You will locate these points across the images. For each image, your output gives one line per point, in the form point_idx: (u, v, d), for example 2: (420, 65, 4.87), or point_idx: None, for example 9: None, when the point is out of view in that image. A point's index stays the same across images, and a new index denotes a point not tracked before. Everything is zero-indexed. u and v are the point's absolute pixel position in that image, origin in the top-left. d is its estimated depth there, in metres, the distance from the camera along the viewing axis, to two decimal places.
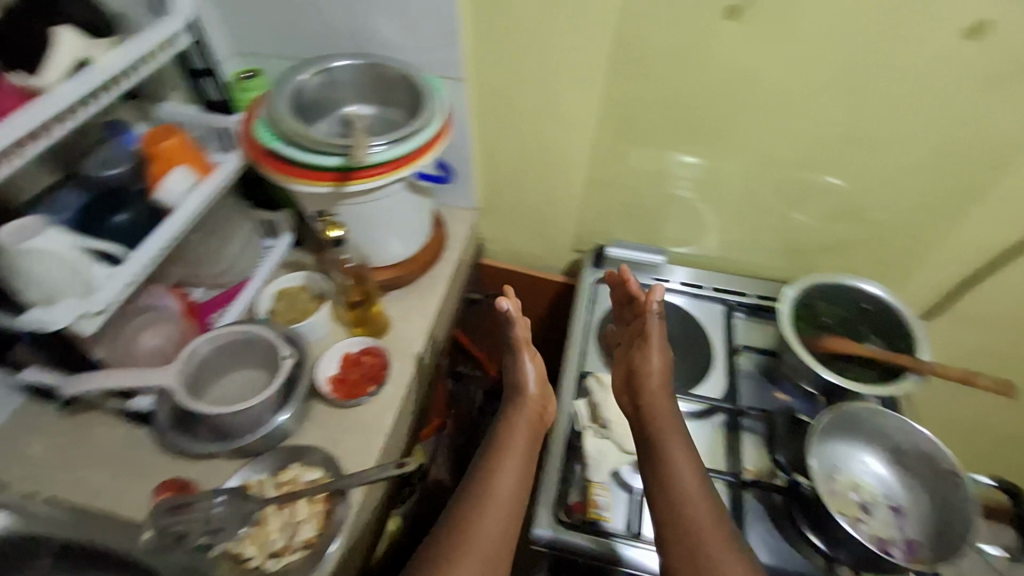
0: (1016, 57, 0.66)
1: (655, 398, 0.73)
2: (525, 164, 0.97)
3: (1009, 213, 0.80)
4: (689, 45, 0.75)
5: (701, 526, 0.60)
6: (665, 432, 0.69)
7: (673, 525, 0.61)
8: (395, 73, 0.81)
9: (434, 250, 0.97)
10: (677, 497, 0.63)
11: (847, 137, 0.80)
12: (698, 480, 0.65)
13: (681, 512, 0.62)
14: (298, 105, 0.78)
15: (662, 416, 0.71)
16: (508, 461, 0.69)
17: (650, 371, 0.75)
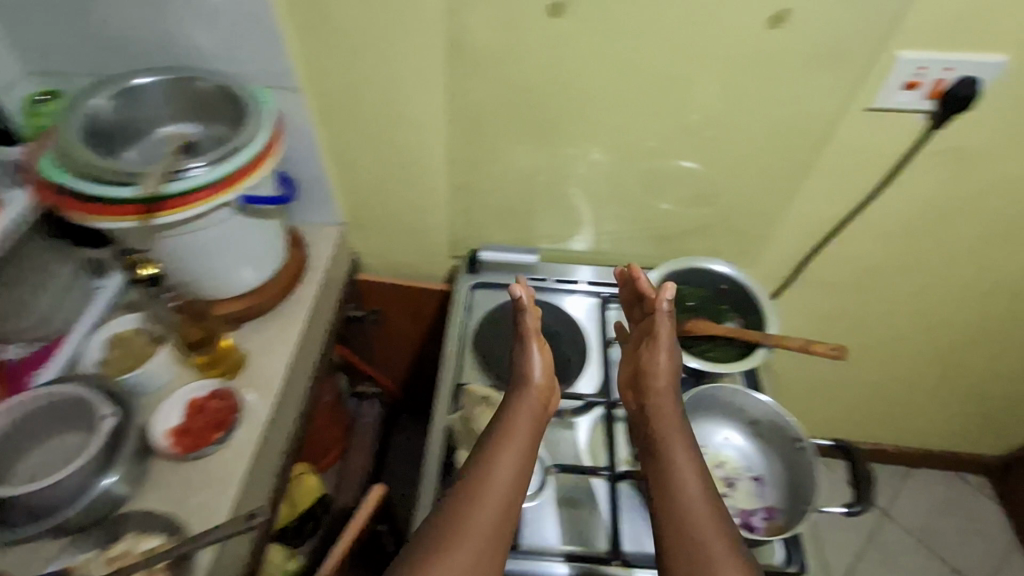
0: (816, 43, 0.69)
1: (661, 396, 0.70)
2: (381, 173, 0.92)
3: (836, 187, 0.85)
4: (520, 43, 0.73)
5: (706, 529, 0.59)
6: (671, 429, 0.67)
7: (679, 528, 0.60)
8: (206, 87, 0.74)
9: (293, 272, 0.90)
10: (683, 498, 0.61)
11: (685, 126, 0.81)
12: (703, 483, 0.63)
13: (684, 513, 0.60)
14: (95, 131, 0.70)
15: (667, 414, 0.69)
16: (507, 450, 0.64)
17: (659, 368, 0.72)
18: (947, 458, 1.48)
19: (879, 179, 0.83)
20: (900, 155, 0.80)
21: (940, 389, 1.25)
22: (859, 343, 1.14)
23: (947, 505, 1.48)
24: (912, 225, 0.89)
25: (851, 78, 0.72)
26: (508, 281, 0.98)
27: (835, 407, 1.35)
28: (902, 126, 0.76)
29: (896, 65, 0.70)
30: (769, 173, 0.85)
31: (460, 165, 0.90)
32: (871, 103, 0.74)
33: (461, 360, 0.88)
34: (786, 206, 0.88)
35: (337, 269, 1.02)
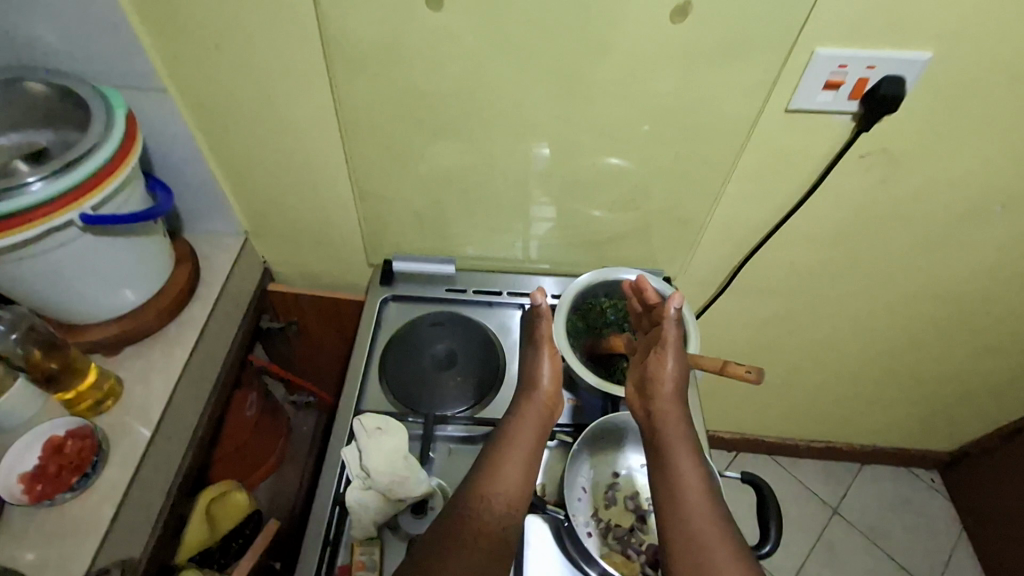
0: (723, 38, 0.63)
1: (666, 399, 0.65)
2: (278, 179, 0.85)
3: (762, 193, 0.79)
4: (402, 39, 0.66)
5: (709, 542, 0.56)
6: (676, 433, 0.63)
7: (683, 538, 0.57)
8: (40, 90, 0.67)
9: (180, 288, 0.82)
10: (685, 508, 0.58)
11: (597, 130, 0.74)
12: (708, 493, 0.59)
13: (686, 523, 0.57)
14: None
15: (673, 417, 0.65)
16: (510, 458, 0.65)
17: (663, 373, 0.66)
18: (899, 455, 1.47)
19: (806, 183, 0.78)
20: (827, 159, 0.74)
21: (886, 389, 1.22)
22: (801, 347, 1.10)
23: (898, 502, 1.47)
24: (844, 229, 0.84)
25: (766, 79, 0.66)
26: (423, 293, 0.92)
27: (783, 407, 1.32)
28: (825, 128, 0.71)
29: (812, 63, 0.64)
30: (692, 179, 0.79)
31: (359, 172, 0.82)
32: (790, 104, 0.68)
33: (366, 382, 0.82)
34: (712, 212, 0.83)
35: (243, 281, 0.95)
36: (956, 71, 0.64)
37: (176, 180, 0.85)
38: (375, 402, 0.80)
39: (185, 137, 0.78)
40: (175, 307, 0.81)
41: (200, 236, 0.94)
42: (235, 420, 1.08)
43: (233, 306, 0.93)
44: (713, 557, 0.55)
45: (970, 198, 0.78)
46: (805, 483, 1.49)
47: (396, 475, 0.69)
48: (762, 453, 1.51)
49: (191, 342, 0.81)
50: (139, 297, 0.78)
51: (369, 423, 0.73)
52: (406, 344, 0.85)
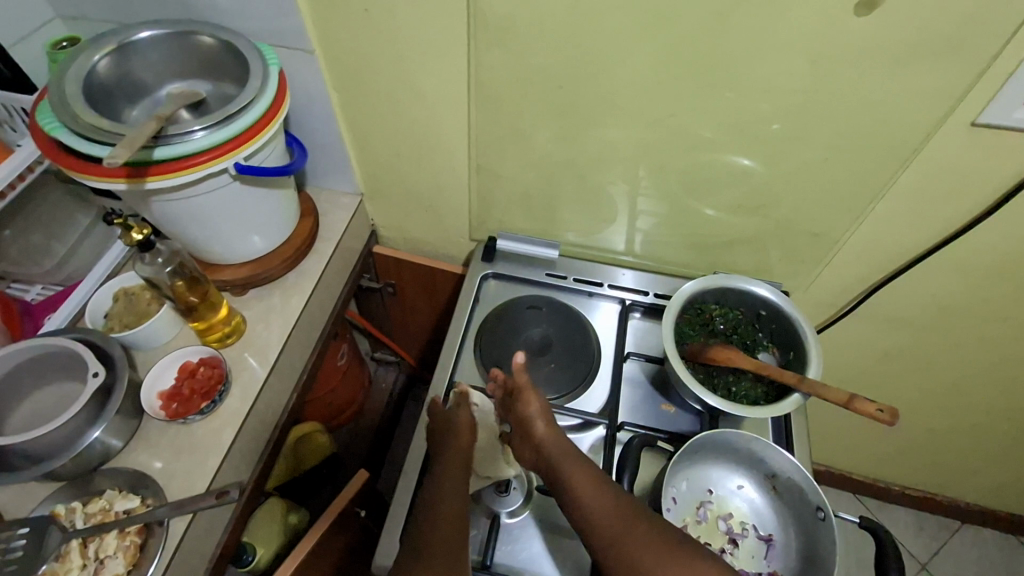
0: (914, 37, 0.55)
1: (544, 434, 0.66)
2: (399, 145, 0.87)
3: (917, 214, 0.71)
4: (550, 15, 0.64)
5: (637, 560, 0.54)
6: (561, 462, 0.63)
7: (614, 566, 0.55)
8: (209, 43, 0.72)
9: (302, 239, 0.87)
10: (601, 535, 0.57)
11: (738, 127, 0.69)
12: (618, 510, 0.58)
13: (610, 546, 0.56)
14: (97, 90, 0.69)
15: (555, 447, 0.65)
16: (438, 515, 0.61)
17: (531, 417, 0.68)
18: (1014, 521, 1.31)
19: (976, 209, 0.68)
20: (1009, 184, 0.65)
21: (1015, 448, 1.08)
22: (921, 387, 1.00)
23: (1003, 572, 1.31)
24: (1010, 266, 0.74)
25: (953, 85, 0.58)
26: (523, 275, 0.92)
27: (884, 446, 1.22)
28: (1015, 149, 0.61)
29: (1022, 72, 0.55)
30: (836, 190, 0.72)
31: (480, 146, 0.82)
32: (979, 117, 0.60)
33: (461, 355, 0.83)
34: (851, 228, 0.75)
35: (353, 239, 1.00)
36: None
37: (307, 138, 0.89)
38: (468, 375, 0.82)
39: (323, 96, 0.82)
40: (296, 257, 0.87)
41: (321, 192, 0.99)
42: (333, 366, 1.15)
43: (342, 261, 0.98)
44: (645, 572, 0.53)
45: None
46: (894, 531, 1.37)
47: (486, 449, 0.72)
48: (848, 491, 1.41)
49: (308, 292, 0.86)
50: (268, 244, 0.84)
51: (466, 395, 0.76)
52: (503, 322, 0.85)
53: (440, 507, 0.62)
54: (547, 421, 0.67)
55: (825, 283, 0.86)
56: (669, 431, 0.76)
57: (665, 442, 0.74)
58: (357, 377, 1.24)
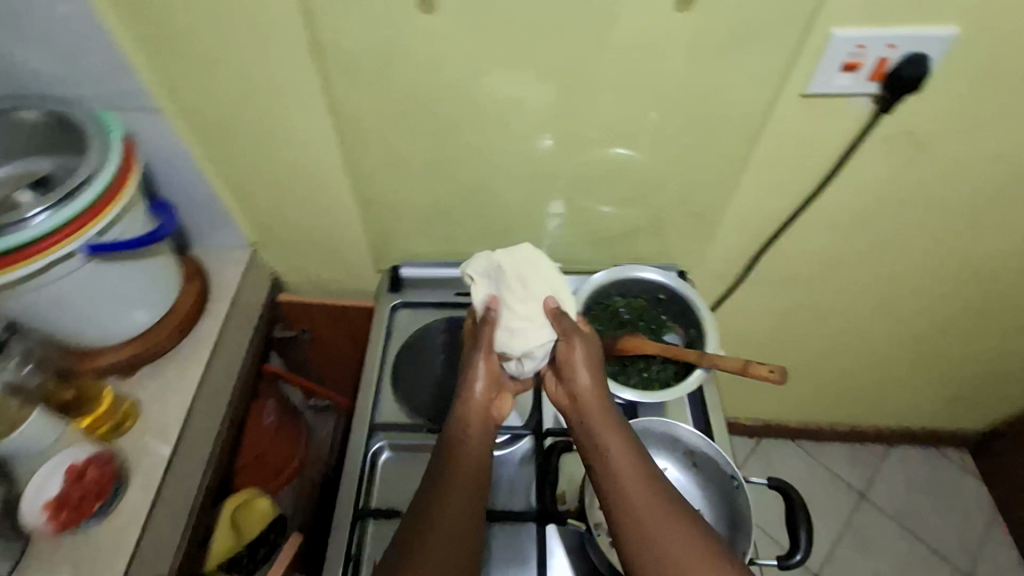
0: (733, 24, 0.60)
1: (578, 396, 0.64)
2: (278, 190, 0.84)
3: (779, 181, 0.76)
4: (396, 42, 0.64)
5: (654, 528, 0.56)
6: (594, 426, 0.62)
7: (631, 529, 0.56)
8: (32, 118, 0.67)
9: (189, 306, 0.82)
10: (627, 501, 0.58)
11: (603, 126, 0.72)
12: (644, 481, 0.59)
13: (631, 512, 0.57)
14: None
15: (590, 411, 0.63)
16: (459, 480, 0.60)
17: (574, 367, 0.65)
18: (928, 435, 1.43)
19: (826, 169, 0.74)
20: (848, 144, 0.70)
21: (913, 372, 1.19)
22: (823, 333, 1.07)
23: (928, 484, 1.44)
24: (868, 213, 0.80)
25: (778, 64, 0.62)
26: (432, 300, 0.90)
27: (807, 393, 1.29)
28: (844, 112, 0.67)
29: (828, 44, 0.60)
30: (704, 170, 0.76)
31: (360, 180, 0.81)
32: (805, 89, 0.65)
33: (379, 394, 0.80)
34: (726, 203, 0.80)
35: (250, 293, 0.95)
36: (983, 46, 0.60)
37: (178, 197, 0.84)
38: (389, 414, 0.79)
39: (182, 153, 0.77)
40: (186, 325, 0.82)
41: (207, 249, 0.93)
42: (257, 425, 1.09)
43: (240, 318, 0.93)
44: (661, 540, 0.55)
45: (1008, 176, 0.74)
46: (832, 468, 1.47)
47: (508, 326, 0.65)
48: (786, 439, 1.49)
49: (203, 360, 0.81)
50: (151, 316, 0.79)
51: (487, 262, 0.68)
52: (419, 350, 0.83)
53: (457, 480, 0.60)
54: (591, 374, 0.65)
55: (718, 257, 0.90)
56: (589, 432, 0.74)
57: None
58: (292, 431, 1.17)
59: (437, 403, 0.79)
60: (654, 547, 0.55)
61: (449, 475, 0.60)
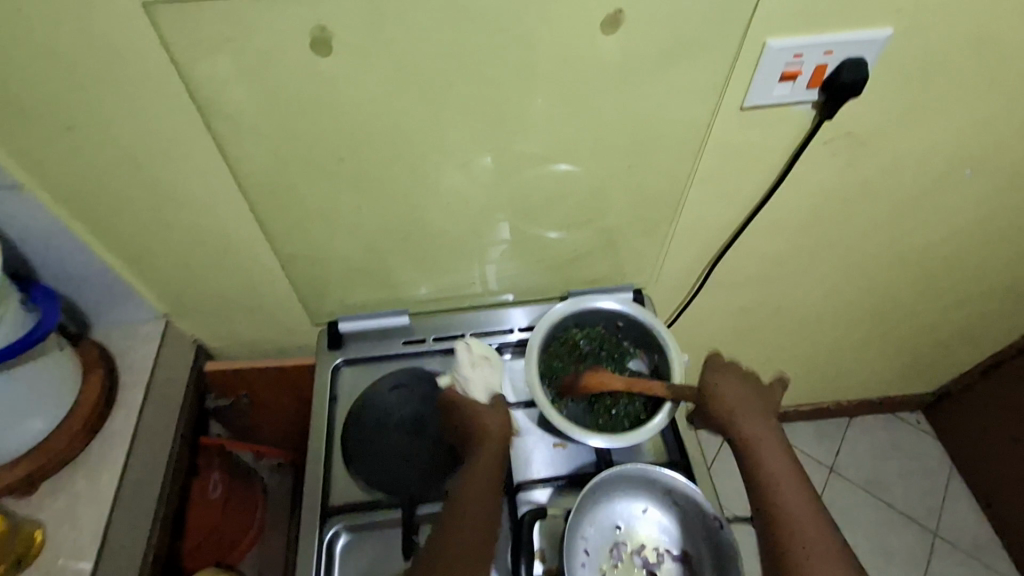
0: (660, 42, 0.56)
1: (750, 395, 0.68)
2: (184, 256, 0.74)
3: (725, 192, 0.73)
4: (294, 91, 0.56)
5: (809, 522, 0.59)
6: (756, 424, 0.66)
7: (787, 523, 0.59)
8: None
9: (93, 401, 0.74)
10: (782, 497, 0.61)
11: (538, 159, 0.66)
12: (800, 481, 0.62)
13: (789, 508, 0.60)
14: None
15: (753, 408, 0.67)
16: (472, 520, 0.60)
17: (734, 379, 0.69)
18: (884, 403, 1.48)
19: (772, 176, 0.72)
20: (792, 151, 0.68)
21: (867, 351, 1.21)
22: (781, 327, 1.07)
23: (890, 449, 1.48)
24: (815, 213, 0.79)
25: (710, 79, 0.59)
26: (380, 353, 0.81)
27: (771, 383, 1.30)
28: (780, 121, 0.64)
29: (764, 56, 0.58)
30: (649, 191, 0.71)
31: (276, 238, 0.71)
32: (743, 102, 0.62)
33: (329, 470, 0.72)
34: (674, 221, 0.76)
35: (169, 370, 0.84)
36: (906, 43, 0.59)
37: (65, 276, 0.74)
38: (343, 491, 0.71)
39: (63, 229, 0.67)
40: (92, 422, 0.73)
41: (113, 327, 0.83)
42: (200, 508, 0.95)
43: (160, 400, 0.82)
44: (810, 537, 0.58)
45: (943, 164, 0.74)
46: (798, 446, 1.49)
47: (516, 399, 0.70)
48: None
49: (120, 463, 0.73)
50: (48, 423, 0.70)
51: (473, 352, 0.73)
52: (367, 412, 0.75)
53: (467, 522, 0.60)
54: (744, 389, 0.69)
55: (672, 272, 0.87)
56: (566, 475, 0.69)
57: (567, 490, 0.68)
58: (246, 498, 1.05)
59: (394, 470, 0.71)
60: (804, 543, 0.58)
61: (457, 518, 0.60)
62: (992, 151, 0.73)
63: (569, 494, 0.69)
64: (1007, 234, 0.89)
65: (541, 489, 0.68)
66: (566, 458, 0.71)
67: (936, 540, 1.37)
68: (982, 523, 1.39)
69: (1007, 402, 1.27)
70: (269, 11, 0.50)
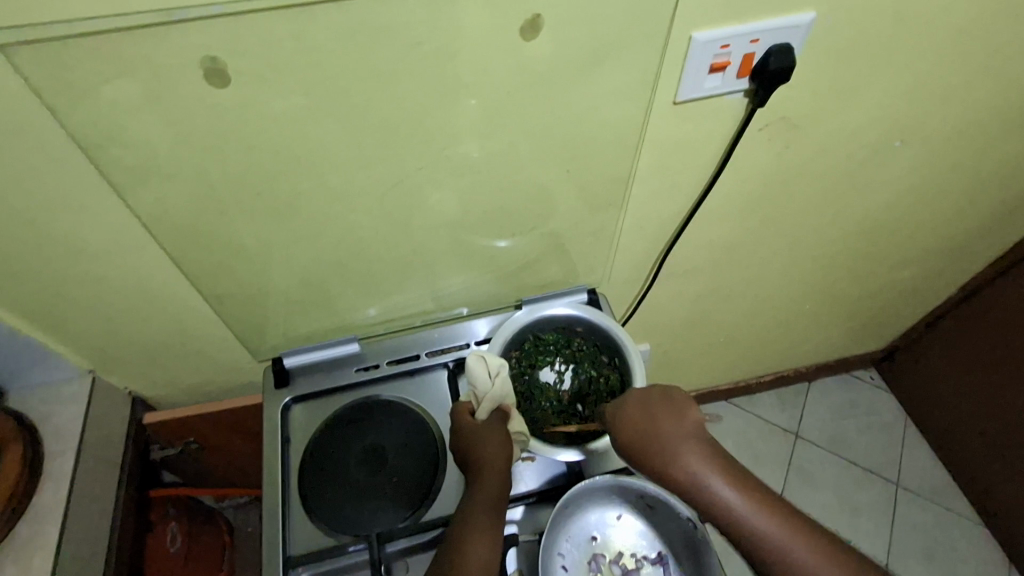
0: (582, 45, 0.54)
1: (676, 422, 0.60)
2: (101, 308, 0.68)
3: (664, 184, 0.73)
4: (195, 126, 0.51)
5: (800, 551, 0.54)
6: (694, 458, 0.58)
7: (782, 565, 0.54)
8: None
9: (11, 485, 0.68)
10: (757, 539, 0.55)
11: (474, 171, 0.63)
12: (768, 509, 0.55)
13: (766, 546, 0.54)
14: None
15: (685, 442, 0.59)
16: (469, 559, 0.56)
17: (656, 427, 0.60)
18: (841, 364, 1.53)
19: (712, 166, 0.72)
20: (731, 139, 0.69)
21: (820, 320, 1.24)
22: (738, 308, 1.08)
23: (849, 408, 1.54)
24: (757, 197, 0.79)
25: (637, 76, 0.58)
26: (329, 384, 0.76)
27: (733, 360, 1.32)
28: (710, 110, 0.64)
29: (692, 49, 0.57)
30: (591, 192, 0.69)
31: (200, 280, 0.66)
32: (676, 96, 0.62)
33: (288, 517, 0.68)
34: (621, 218, 0.75)
35: (102, 429, 0.78)
36: (823, 26, 0.59)
37: None
38: (305, 538, 0.66)
39: None
40: (15, 506, 0.69)
41: (34, 390, 0.77)
42: (159, 564, 0.87)
43: (96, 462, 0.77)
44: (809, 570, 0.53)
45: (872, 139, 0.75)
46: (764, 415, 1.53)
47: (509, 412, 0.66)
48: (720, 400, 1.53)
49: (53, 544, 0.69)
50: None
51: (492, 365, 0.65)
52: (322, 451, 0.71)
53: (466, 561, 0.56)
54: (673, 421, 0.60)
55: (625, 266, 0.85)
56: (537, 490, 0.67)
57: (538, 506, 0.66)
58: (209, 539, 1.00)
59: (357, 510, 0.67)
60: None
61: (455, 558, 0.56)
62: (916, 122, 0.75)
63: (542, 508, 0.66)
64: (939, 197, 0.92)
65: (513, 507, 0.66)
66: (535, 472, 0.68)
67: (898, 491, 1.43)
68: (939, 469, 1.46)
69: (952, 353, 1.33)
70: (151, 46, 0.46)
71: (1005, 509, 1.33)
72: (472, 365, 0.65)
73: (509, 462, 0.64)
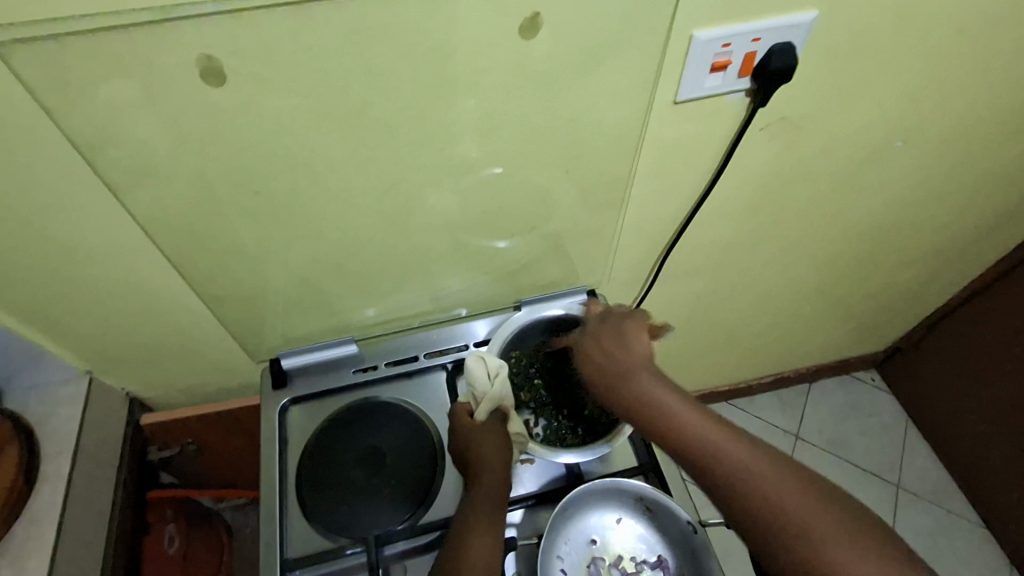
0: (582, 44, 0.54)
1: (628, 347, 0.60)
2: (98, 309, 0.68)
3: (665, 184, 0.72)
4: (191, 126, 0.51)
5: (752, 465, 0.50)
6: (645, 380, 0.57)
7: (747, 492, 0.49)
8: None
9: (8, 486, 0.68)
10: (717, 461, 0.51)
11: (473, 171, 0.62)
12: (719, 426, 0.53)
13: (725, 465, 0.51)
14: None
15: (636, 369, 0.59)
16: (470, 563, 0.55)
17: (611, 349, 0.61)
18: (842, 365, 1.53)
19: (713, 166, 0.72)
20: (732, 138, 0.68)
21: (821, 321, 1.24)
22: (738, 309, 1.07)
23: (850, 410, 1.53)
24: (758, 197, 0.79)
25: (638, 75, 0.57)
26: (327, 386, 0.75)
27: (733, 361, 1.31)
28: (711, 110, 0.64)
29: (693, 48, 0.57)
30: (591, 193, 0.69)
31: (197, 281, 0.66)
32: (677, 96, 0.61)
33: (286, 520, 0.67)
34: (621, 218, 0.74)
35: (99, 431, 0.78)
36: (825, 25, 0.58)
37: None
38: (303, 541, 0.66)
39: None
40: (12, 507, 0.69)
41: (30, 391, 0.76)
42: (157, 566, 0.87)
43: (93, 464, 0.76)
44: (778, 497, 0.48)
45: (874, 139, 0.75)
46: (765, 416, 1.53)
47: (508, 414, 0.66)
48: (720, 401, 1.53)
49: (49, 547, 0.69)
50: None
51: (491, 365, 0.66)
52: (320, 453, 0.71)
53: (468, 565, 0.55)
54: (626, 345, 0.60)
55: (625, 267, 0.85)
56: (536, 493, 0.66)
57: (538, 509, 0.66)
58: (207, 541, 0.99)
59: (355, 512, 0.67)
60: (776, 510, 0.48)
61: (456, 562, 0.55)
62: (919, 122, 0.74)
63: (542, 511, 0.66)
64: (940, 197, 0.91)
65: (513, 511, 0.65)
66: (534, 475, 0.68)
67: (900, 492, 1.43)
68: (940, 471, 1.46)
69: (953, 354, 1.33)
70: (147, 45, 0.45)
71: (1008, 511, 1.32)
72: (471, 366, 0.66)
73: (509, 464, 0.63)
